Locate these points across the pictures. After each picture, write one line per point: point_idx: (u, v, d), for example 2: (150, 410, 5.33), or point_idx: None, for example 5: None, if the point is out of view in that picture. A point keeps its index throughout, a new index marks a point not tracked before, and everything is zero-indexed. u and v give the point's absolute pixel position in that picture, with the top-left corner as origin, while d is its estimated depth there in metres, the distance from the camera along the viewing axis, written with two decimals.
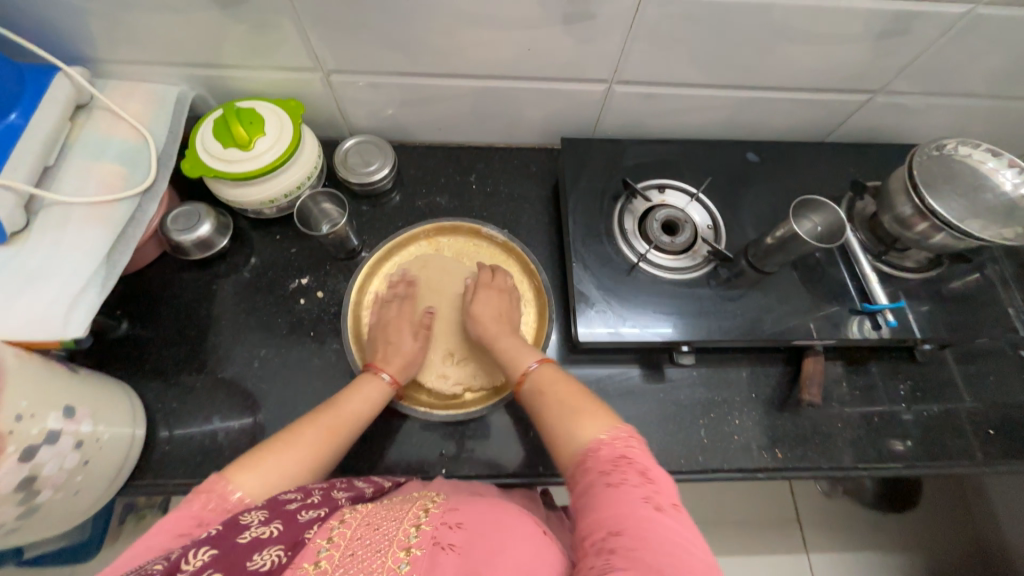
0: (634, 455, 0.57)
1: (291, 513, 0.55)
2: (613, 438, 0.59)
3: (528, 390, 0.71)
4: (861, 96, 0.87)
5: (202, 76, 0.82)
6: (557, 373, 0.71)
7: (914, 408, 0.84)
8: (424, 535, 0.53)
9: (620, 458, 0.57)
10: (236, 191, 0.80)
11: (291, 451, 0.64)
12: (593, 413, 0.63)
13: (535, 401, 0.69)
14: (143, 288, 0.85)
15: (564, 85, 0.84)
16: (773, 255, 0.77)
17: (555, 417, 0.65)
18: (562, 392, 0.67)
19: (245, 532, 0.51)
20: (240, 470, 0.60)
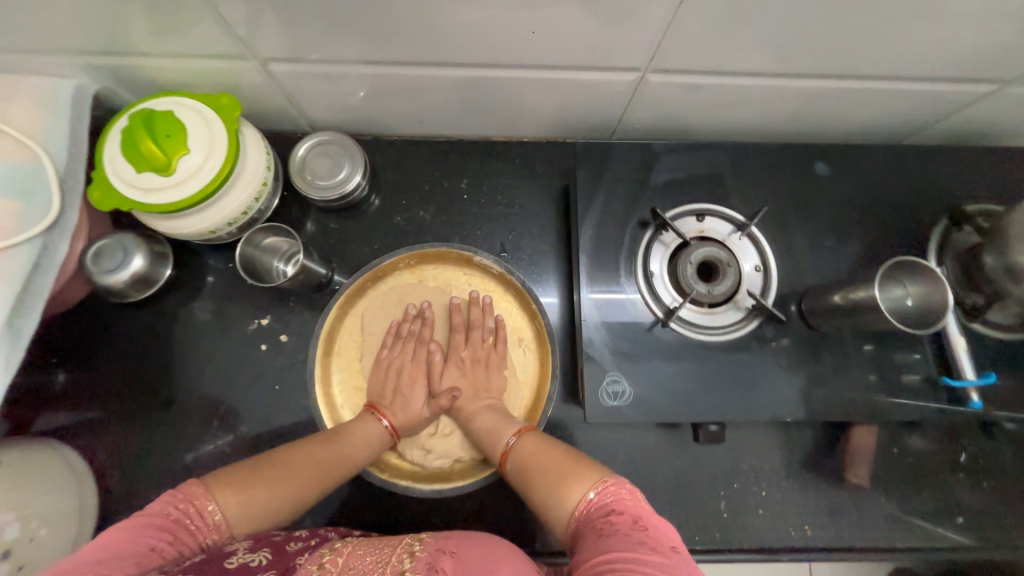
0: (624, 504, 0.50)
1: (279, 544, 0.53)
2: (602, 495, 0.51)
3: (513, 469, 0.61)
4: (990, 87, 0.64)
5: (104, 66, 0.62)
6: (540, 444, 0.61)
7: (973, 483, 0.72)
8: (418, 560, 0.50)
9: (609, 510, 0.50)
10: (166, 222, 0.65)
11: (276, 481, 0.57)
12: (576, 470, 0.55)
13: (519, 476, 0.60)
14: (79, 330, 0.73)
15: (581, 75, 0.63)
16: (838, 318, 0.60)
17: (537, 490, 0.56)
18: (543, 460, 0.59)
19: (232, 558, 0.49)
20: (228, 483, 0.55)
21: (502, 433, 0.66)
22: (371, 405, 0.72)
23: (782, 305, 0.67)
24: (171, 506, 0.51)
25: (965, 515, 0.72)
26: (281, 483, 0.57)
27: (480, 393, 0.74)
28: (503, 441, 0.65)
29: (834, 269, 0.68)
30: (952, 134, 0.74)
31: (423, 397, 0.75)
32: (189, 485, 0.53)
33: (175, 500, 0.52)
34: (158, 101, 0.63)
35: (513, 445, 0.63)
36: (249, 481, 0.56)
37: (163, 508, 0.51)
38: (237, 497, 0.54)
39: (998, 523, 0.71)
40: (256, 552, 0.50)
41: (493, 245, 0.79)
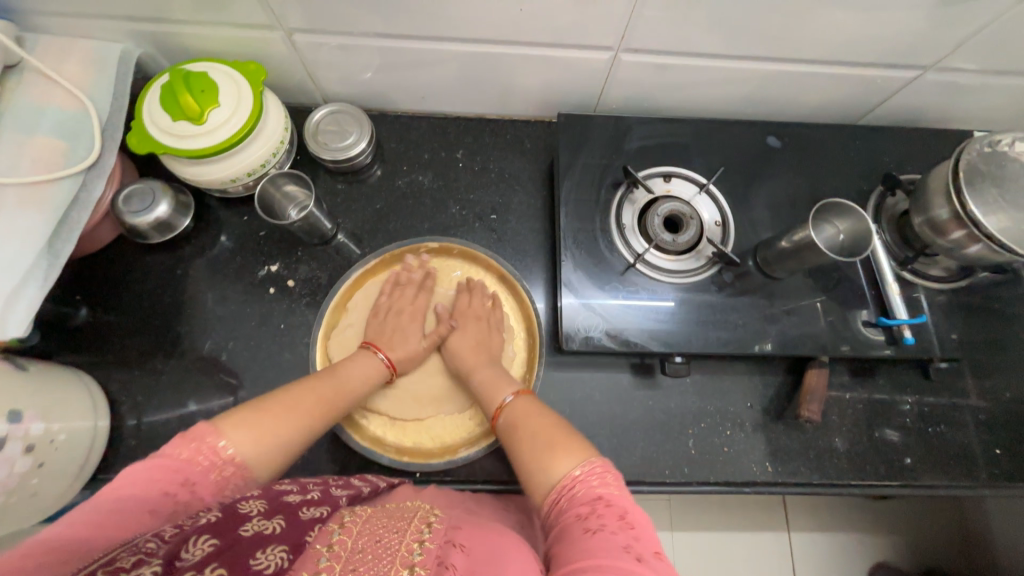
0: (611, 496, 0.53)
1: (293, 509, 0.53)
2: (587, 475, 0.55)
3: (503, 426, 0.65)
4: (911, 72, 0.74)
5: (148, 33, 0.71)
6: (532, 408, 0.65)
7: (918, 425, 0.79)
8: (429, 554, 0.51)
9: (597, 499, 0.52)
10: (191, 169, 0.73)
11: (286, 416, 0.61)
12: (566, 445, 0.59)
13: (510, 437, 0.63)
14: (101, 272, 0.79)
15: (562, 51, 0.73)
16: (786, 261, 0.69)
17: (526, 456, 0.60)
18: (536, 425, 0.62)
19: (247, 523, 0.49)
20: (232, 424, 0.58)
21: (502, 389, 0.70)
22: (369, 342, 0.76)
23: (740, 255, 0.75)
24: (182, 448, 0.54)
25: (913, 455, 0.78)
26: (290, 415, 0.62)
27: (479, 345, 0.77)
28: (500, 399, 0.69)
29: (785, 226, 0.77)
30: (888, 117, 0.85)
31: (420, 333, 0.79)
32: (200, 429, 0.56)
33: (186, 442, 0.54)
34: (194, 64, 0.72)
35: (507, 402, 0.67)
36: (258, 419, 0.59)
37: (172, 453, 0.53)
38: (248, 436, 0.57)
39: (943, 462, 0.78)
40: (271, 520, 0.50)
41: (484, 207, 0.87)
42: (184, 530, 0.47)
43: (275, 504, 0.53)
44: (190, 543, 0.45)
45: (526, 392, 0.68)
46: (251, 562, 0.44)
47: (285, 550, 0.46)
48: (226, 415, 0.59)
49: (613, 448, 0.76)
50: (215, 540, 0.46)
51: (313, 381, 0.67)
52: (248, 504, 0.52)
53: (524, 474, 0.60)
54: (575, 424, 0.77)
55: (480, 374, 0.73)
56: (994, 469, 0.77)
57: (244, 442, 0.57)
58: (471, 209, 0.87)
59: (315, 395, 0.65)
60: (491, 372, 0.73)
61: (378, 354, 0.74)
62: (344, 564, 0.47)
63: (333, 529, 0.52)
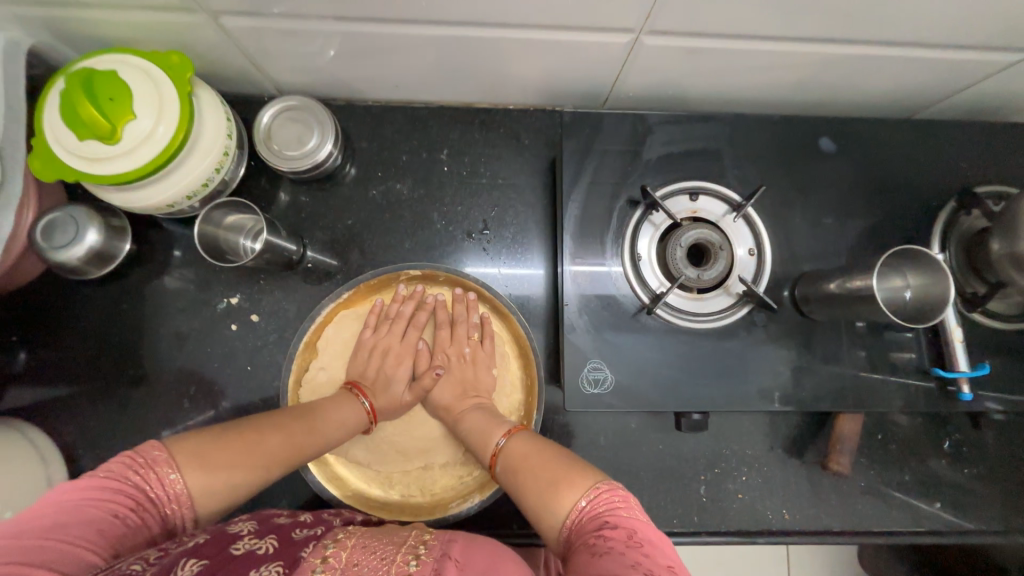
0: (618, 517, 0.47)
1: (286, 531, 0.50)
2: (594, 503, 0.48)
3: (503, 471, 0.58)
4: (1018, 56, 0.58)
5: (35, 18, 0.55)
6: (529, 445, 0.58)
7: (955, 470, 0.72)
8: (426, 563, 0.46)
9: (602, 523, 0.46)
10: (117, 196, 0.60)
11: (241, 450, 0.52)
12: (567, 474, 0.52)
13: (512, 480, 0.56)
14: (37, 308, 0.70)
15: (568, 35, 0.56)
16: (833, 307, 0.58)
17: (530, 496, 0.53)
18: (535, 462, 0.55)
19: (238, 542, 0.46)
20: (189, 446, 0.50)
21: (492, 434, 0.62)
22: (351, 383, 0.68)
23: (775, 291, 0.63)
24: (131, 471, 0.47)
25: (945, 502, 0.71)
26: (251, 454, 0.53)
27: (466, 391, 0.70)
28: (493, 442, 0.61)
29: (831, 253, 0.64)
30: (970, 108, 0.69)
31: (407, 380, 0.71)
32: (151, 449, 0.49)
33: (135, 464, 0.48)
34: (98, 59, 0.57)
35: (502, 446, 0.59)
36: (215, 447, 0.51)
37: (120, 473, 0.47)
38: (200, 464, 0.49)
39: (977, 510, 0.71)
40: (263, 539, 0.47)
41: (474, 222, 0.75)
42: (168, 552, 0.43)
43: (267, 527, 0.50)
44: (178, 563, 0.41)
45: (521, 431, 0.61)
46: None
47: (280, 565, 0.43)
48: (183, 438, 0.51)
49: None
50: (204, 560, 0.42)
51: (286, 419, 0.58)
52: (237, 525, 0.49)
53: (531, 514, 0.53)
54: None
55: (466, 417, 0.66)
56: None
57: (193, 472, 0.49)
58: (458, 224, 0.74)
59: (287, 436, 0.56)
60: (480, 416, 0.65)
61: (361, 400, 0.67)
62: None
63: (327, 545, 0.48)
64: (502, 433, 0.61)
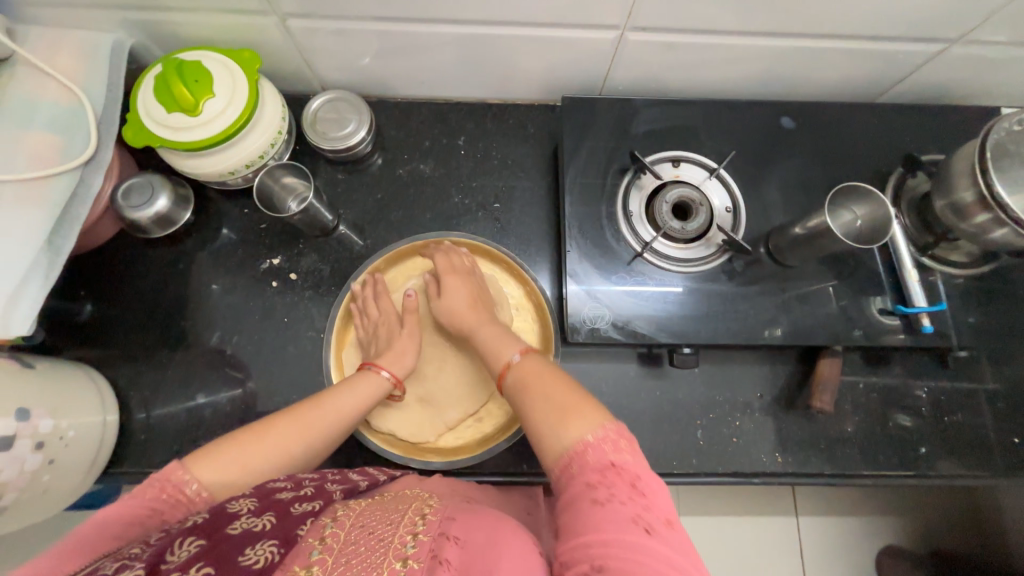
0: (622, 460, 0.51)
1: (285, 506, 0.52)
2: (600, 441, 0.52)
3: (512, 385, 0.62)
4: (936, 46, 0.70)
5: (139, 21, 0.69)
6: (541, 369, 0.61)
7: (934, 415, 0.77)
8: (422, 546, 0.49)
9: (608, 467, 0.50)
10: (190, 162, 0.71)
11: (257, 449, 0.58)
12: (578, 409, 0.55)
13: (519, 397, 0.60)
14: (105, 268, 0.79)
15: (565, 31, 0.70)
16: (800, 248, 0.67)
17: (536, 415, 0.57)
18: (545, 387, 0.59)
19: (236, 521, 0.47)
20: (200, 459, 0.55)
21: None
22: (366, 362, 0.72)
23: (751, 242, 0.73)
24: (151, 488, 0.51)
25: (928, 445, 0.76)
26: (265, 447, 0.59)
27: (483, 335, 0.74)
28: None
29: (799, 211, 0.74)
30: (909, 94, 0.81)
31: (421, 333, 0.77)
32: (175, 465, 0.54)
33: (158, 479, 0.52)
34: (188, 52, 0.70)
35: (514, 361, 0.64)
36: (228, 457, 0.56)
37: (143, 493, 0.51)
38: (216, 470, 0.55)
39: (959, 452, 0.76)
40: (261, 516, 0.49)
41: (487, 196, 0.85)
42: (166, 533, 0.46)
43: (266, 502, 0.52)
44: (175, 545, 0.44)
45: (534, 351, 0.64)
46: (239, 559, 0.43)
47: (275, 544, 0.46)
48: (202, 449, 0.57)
49: None
50: (201, 540, 0.44)
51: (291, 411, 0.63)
52: (237, 502, 0.50)
53: (532, 428, 0.57)
54: None
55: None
56: (1013, 459, 0.75)
57: (212, 477, 0.54)
58: (473, 198, 0.85)
59: (298, 426, 0.61)
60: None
61: (380, 372, 0.71)
62: (335, 555, 0.46)
63: (325, 522, 0.51)
64: (518, 350, 0.66)
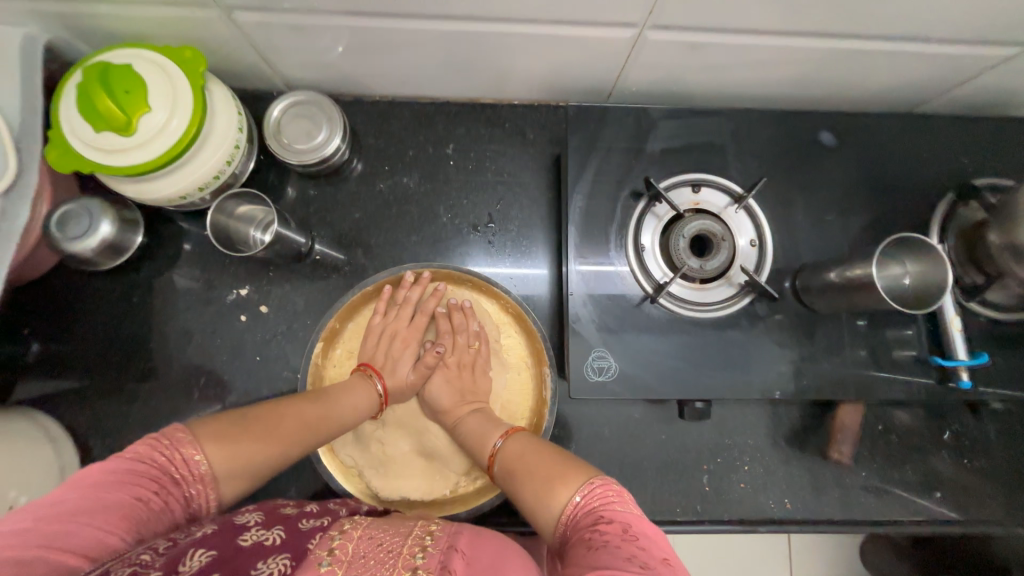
0: (614, 511, 0.48)
1: (292, 519, 0.48)
2: (588, 499, 0.50)
3: (500, 473, 0.59)
4: (1013, 51, 0.58)
5: (52, 14, 0.56)
6: (525, 445, 0.59)
7: (955, 460, 0.72)
8: (432, 558, 0.45)
9: (599, 518, 0.47)
10: (131, 187, 0.61)
11: (262, 436, 0.53)
12: (565, 473, 0.53)
13: (508, 482, 0.58)
14: (51, 300, 0.71)
15: (571, 29, 0.58)
16: (833, 296, 0.59)
17: (525, 491, 0.55)
18: (530, 462, 0.56)
19: (245, 533, 0.45)
20: (209, 432, 0.51)
21: (490, 435, 0.63)
22: (362, 364, 0.70)
23: (776, 281, 0.64)
24: (156, 451, 0.48)
25: (945, 491, 0.72)
26: (274, 437, 0.55)
27: (466, 396, 0.70)
28: (489, 443, 0.63)
29: (832, 245, 0.65)
30: (968, 103, 0.70)
31: (412, 362, 0.72)
32: (176, 430, 0.50)
33: (159, 445, 0.48)
34: (116, 53, 0.58)
35: (498, 448, 0.61)
36: (234, 429, 0.53)
37: (148, 454, 0.47)
38: (225, 448, 0.51)
39: (978, 500, 0.72)
40: (270, 529, 0.46)
41: (479, 215, 0.76)
42: (178, 543, 0.43)
43: (273, 517, 0.49)
44: (187, 555, 0.41)
45: (518, 431, 0.62)
46: (249, 571, 0.40)
47: (286, 557, 0.42)
48: (200, 423, 0.52)
49: (621, 487, 0.71)
50: (212, 552, 0.41)
51: (297, 401, 0.59)
52: (244, 515, 0.48)
53: (526, 510, 0.55)
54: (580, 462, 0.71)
55: (465, 421, 0.67)
56: None
57: (218, 457, 0.50)
58: (464, 217, 0.75)
59: (302, 420, 0.58)
60: (478, 419, 0.66)
61: (374, 381, 0.68)
62: (345, 567, 0.43)
63: (334, 534, 0.47)
64: (500, 434, 0.63)
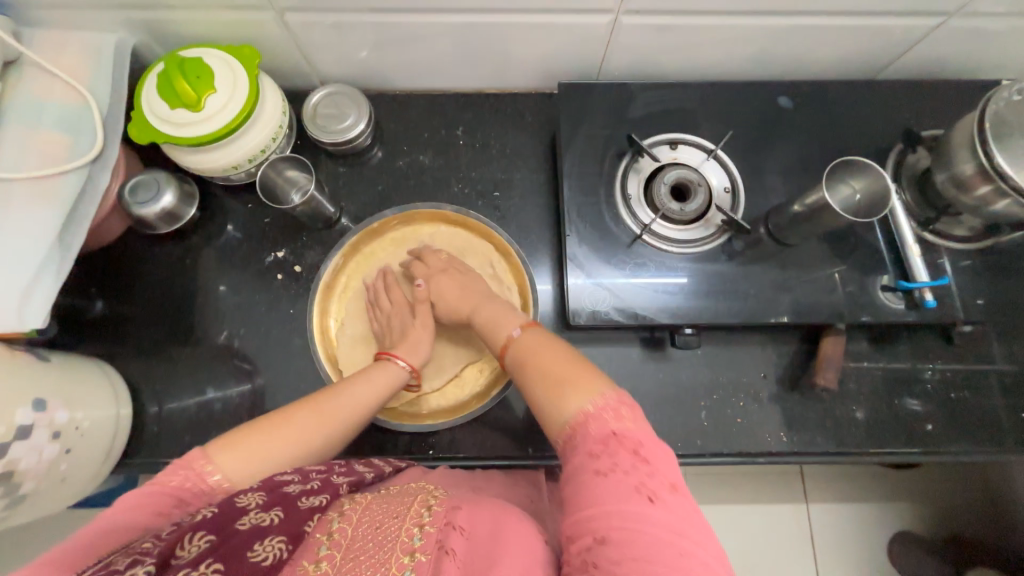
0: (625, 429, 0.52)
1: (291, 500, 0.50)
2: (600, 411, 0.53)
3: (512, 359, 0.64)
4: (933, 19, 0.69)
5: (141, 21, 0.70)
6: (542, 340, 0.63)
7: (940, 391, 0.77)
8: (429, 537, 0.49)
9: (609, 435, 0.51)
10: (195, 158, 0.73)
11: (274, 441, 0.58)
12: (578, 379, 0.56)
13: (520, 372, 0.61)
14: (114, 264, 0.81)
15: (557, 18, 0.70)
16: (800, 225, 0.67)
17: (533, 387, 0.59)
18: (544, 360, 0.60)
19: (244, 516, 0.46)
20: (224, 448, 0.56)
21: (504, 325, 0.67)
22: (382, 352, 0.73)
23: (751, 222, 0.73)
24: (172, 473, 0.52)
25: (934, 421, 0.76)
26: (285, 441, 0.59)
27: (473, 295, 0.74)
28: (506, 333, 0.66)
29: (798, 190, 0.74)
30: (906, 71, 0.80)
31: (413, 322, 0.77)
32: (192, 453, 0.54)
33: (178, 468, 0.53)
34: (190, 50, 0.71)
35: (514, 336, 0.65)
36: (249, 442, 0.57)
37: (165, 476, 0.52)
38: (240, 463, 0.55)
39: (967, 429, 0.75)
40: (269, 511, 0.47)
41: (487, 185, 0.86)
42: (180, 529, 0.45)
43: (273, 497, 0.49)
44: (184, 541, 0.43)
45: (534, 325, 0.66)
46: (248, 554, 0.43)
47: (283, 540, 0.45)
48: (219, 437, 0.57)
49: None
50: (212, 535, 0.43)
51: (314, 398, 0.63)
52: (245, 497, 0.48)
53: (536, 405, 0.59)
54: None
55: (481, 313, 0.71)
56: (1019, 433, 0.75)
57: (235, 470, 0.55)
58: (473, 187, 0.86)
59: (314, 417, 0.61)
60: (495, 306, 0.71)
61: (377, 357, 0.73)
62: (343, 552, 0.47)
63: (333, 516, 0.50)
64: (518, 325, 0.67)
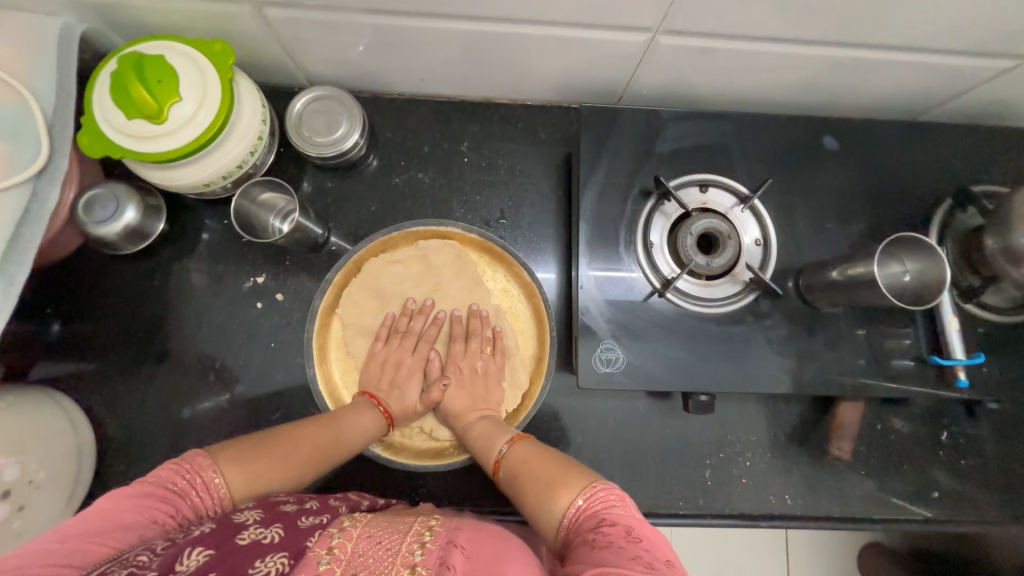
0: (616, 514, 0.48)
1: (292, 518, 0.47)
2: (590, 502, 0.50)
3: (505, 478, 0.59)
4: (1011, 63, 0.61)
5: (91, 5, 0.59)
6: (534, 450, 0.60)
7: (952, 461, 0.74)
8: (431, 552, 0.44)
9: (602, 521, 0.47)
10: (158, 173, 0.63)
11: (277, 457, 0.56)
12: (565, 477, 0.53)
13: (512, 490, 0.58)
14: (73, 282, 0.73)
15: (586, 32, 0.60)
16: (834, 293, 0.61)
17: (527, 495, 0.55)
18: (535, 468, 0.57)
19: (243, 532, 0.43)
20: (229, 457, 0.54)
21: (495, 440, 0.63)
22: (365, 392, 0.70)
23: (779, 279, 0.67)
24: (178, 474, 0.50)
25: (943, 492, 0.73)
26: (285, 462, 0.57)
27: (477, 402, 0.70)
28: (494, 448, 0.62)
29: (833, 246, 0.67)
30: (963, 112, 0.72)
31: (419, 390, 0.73)
32: (197, 454, 0.53)
33: (182, 469, 0.51)
34: (151, 44, 0.60)
35: (503, 453, 0.61)
36: (255, 458, 0.55)
37: (169, 478, 0.50)
38: (243, 472, 0.53)
39: (975, 501, 0.73)
40: (269, 527, 0.45)
41: (492, 211, 0.78)
42: (177, 543, 0.42)
43: (272, 514, 0.47)
44: (182, 555, 0.40)
45: (524, 437, 0.62)
46: (247, 571, 0.39)
47: (284, 557, 0.41)
48: (221, 445, 0.55)
49: (626, 478, 0.72)
50: (210, 550, 0.41)
51: (310, 422, 0.62)
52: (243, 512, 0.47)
53: (527, 514, 0.55)
54: (585, 453, 0.72)
55: (474, 426, 0.67)
56: None
57: (237, 479, 0.53)
58: (476, 212, 0.78)
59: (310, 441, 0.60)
60: (485, 423, 0.67)
61: (379, 405, 0.69)
62: (344, 567, 0.41)
63: (332, 532, 0.45)
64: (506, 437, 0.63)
